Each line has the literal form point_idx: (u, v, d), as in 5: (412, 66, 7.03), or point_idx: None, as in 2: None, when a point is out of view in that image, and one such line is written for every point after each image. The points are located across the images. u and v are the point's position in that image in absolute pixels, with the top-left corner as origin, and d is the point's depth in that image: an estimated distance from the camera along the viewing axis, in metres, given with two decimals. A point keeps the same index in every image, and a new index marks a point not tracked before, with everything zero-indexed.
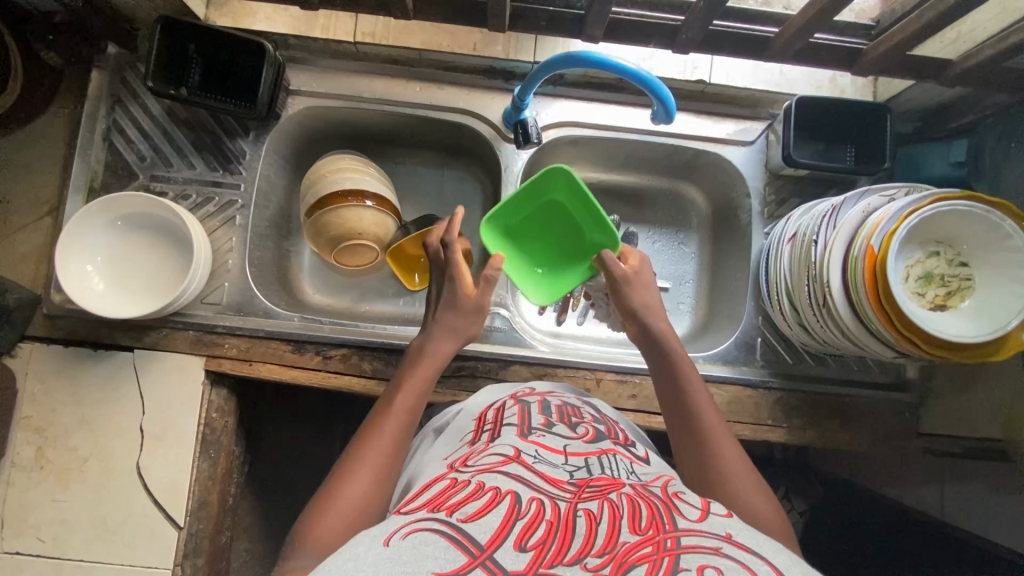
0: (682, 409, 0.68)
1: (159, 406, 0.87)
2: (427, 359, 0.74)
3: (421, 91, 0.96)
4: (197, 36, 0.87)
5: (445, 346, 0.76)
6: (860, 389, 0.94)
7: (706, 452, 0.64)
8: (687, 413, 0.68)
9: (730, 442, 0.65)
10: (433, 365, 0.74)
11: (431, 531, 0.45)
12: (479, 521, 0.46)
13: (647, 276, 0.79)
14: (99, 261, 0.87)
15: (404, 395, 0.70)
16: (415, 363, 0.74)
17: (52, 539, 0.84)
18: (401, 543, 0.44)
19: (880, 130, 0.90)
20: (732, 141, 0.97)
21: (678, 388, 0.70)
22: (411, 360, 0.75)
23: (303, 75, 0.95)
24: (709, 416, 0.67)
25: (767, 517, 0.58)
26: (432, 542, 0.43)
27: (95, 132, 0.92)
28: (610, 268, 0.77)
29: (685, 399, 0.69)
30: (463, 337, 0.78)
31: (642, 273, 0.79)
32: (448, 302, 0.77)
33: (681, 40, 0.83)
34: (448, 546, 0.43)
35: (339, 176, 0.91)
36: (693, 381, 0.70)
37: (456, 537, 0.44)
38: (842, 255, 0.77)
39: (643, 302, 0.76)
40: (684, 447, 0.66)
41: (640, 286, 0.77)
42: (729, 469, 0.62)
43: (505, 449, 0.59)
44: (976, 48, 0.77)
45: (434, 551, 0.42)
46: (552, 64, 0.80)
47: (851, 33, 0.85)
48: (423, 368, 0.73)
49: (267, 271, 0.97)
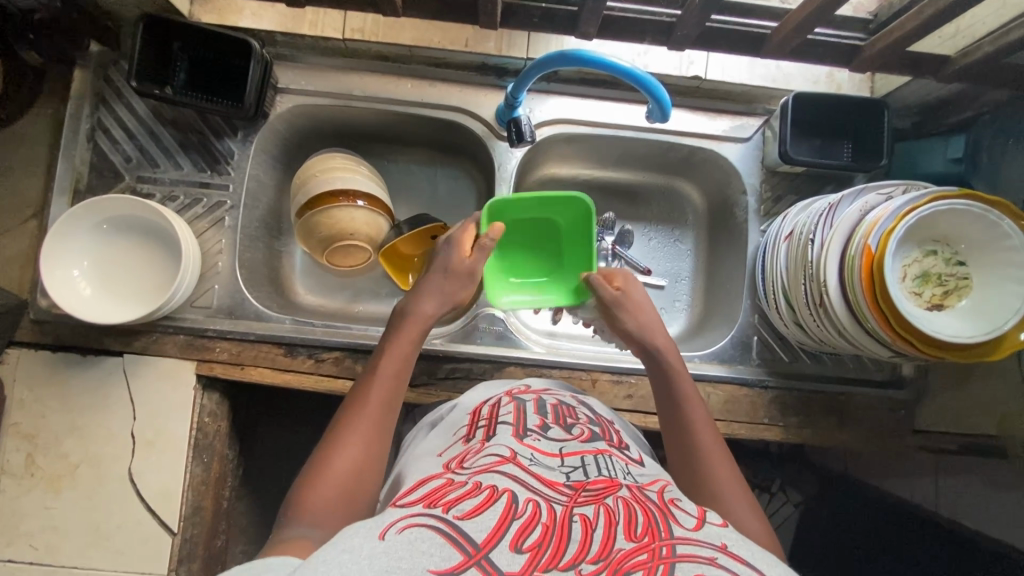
0: (676, 421, 0.68)
1: (150, 411, 0.86)
2: (414, 322, 0.73)
3: (412, 88, 0.94)
4: (181, 33, 0.85)
5: (433, 312, 0.74)
6: (857, 386, 0.94)
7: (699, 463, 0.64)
8: (683, 428, 0.67)
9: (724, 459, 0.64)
10: (420, 332, 0.73)
11: (427, 527, 0.45)
12: (476, 519, 0.46)
13: (641, 296, 0.77)
14: (85, 265, 0.85)
15: (390, 363, 0.69)
16: (401, 329, 0.72)
17: (45, 546, 0.83)
18: (397, 537, 0.43)
19: (876, 126, 0.89)
20: (727, 138, 0.96)
21: (672, 402, 0.70)
22: (396, 325, 0.73)
23: (291, 72, 0.93)
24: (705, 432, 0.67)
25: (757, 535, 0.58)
26: (427, 538, 0.43)
27: (79, 132, 0.90)
28: (601, 290, 0.77)
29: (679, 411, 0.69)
30: (453, 304, 0.76)
31: (635, 294, 0.77)
32: (447, 266, 0.75)
33: (677, 36, 0.81)
34: (444, 544, 0.43)
35: (329, 176, 0.89)
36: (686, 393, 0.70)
37: (452, 534, 0.44)
38: (839, 251, 0.76)
39: (635, 321, 0.75)
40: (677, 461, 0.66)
41: (631, 305, 0.76)
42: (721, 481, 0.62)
43: (500, 449, 0.58)
44: (976, 44, 0.77)
45: (429, 549, 0.42)
46: (546, 62, 0.78)
47: (850, 28, 0.84)
48: (410, 332, 0.72)
49: (258, 273, 0.95)
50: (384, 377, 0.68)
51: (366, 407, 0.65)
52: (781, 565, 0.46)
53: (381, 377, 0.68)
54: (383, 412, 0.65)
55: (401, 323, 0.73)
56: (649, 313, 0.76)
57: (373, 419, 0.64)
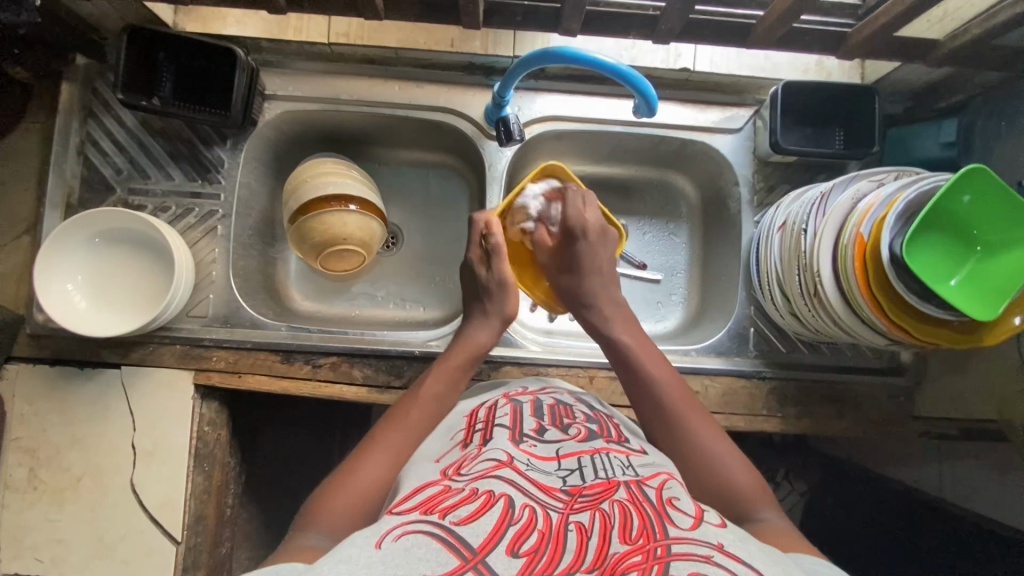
0: (660, 405, 0.66)
1: (151, 422, 0.86)
2: (465, 347, 0.75)
3: (400, 90, 0.94)
4: (165, 43, 0.85)
5: (483, 334, 0.76)
6: (854, 375, 0.94)
7: (695, 447, 0.62)
8: (650, 399, 0.67)
9: (704, 425, 0.64)
10: (471, 357, 0.74)
11: (423, 533, 0.44)
12: (473, 523, 0.46)
13: (601, 254, 0.77)
14: (80, 279, 0.86)
15: (433, 383, 0.70)
16: (452, 351, 0.74)
17: (50, 559, 0.83)
18: (394, 544, 0.43)
19: (869, 113, 0.88)
20: (719, 129, 0.95)
21: (649, 392, 0.67)
22: (453, 349, 0.75)
23: (277, 78, 0.93)
24: (680, 400, 0.66)
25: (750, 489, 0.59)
26: (424, 544, 0.43)
27: (69, 145, 0.90)
28: (569, 219, 0.75)
29: (657, 401, 0.66)
30: (506, 319, 0.78)
31: (597, 249, 0.76)
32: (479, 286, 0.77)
33: (661, 30, 0.81)
34: (440, 549, 0.43)
35: (321, 181, 0.90)
36: (670, 387, 0.67)
37: (448, 539, 0.44)
38: (905, 213, 0.69)
39: (587, 266, 0.75)
40: (669, 452, 0.63)
41: (588, 246, 0.76)
42: (720, 461, 0.61)
43: (497, 453, 0.57)
44: (964, 27, 0.77)
45: (426, 554, 0.42)
46: (530, 60, 0.78)
47: (838, 13, 0.82)
48: (462, 357, 0.74)
49: (252, 280, 0.95)
50: (427, 396, 0.69)
51: (407, 419, 0.66)
52: (777, 562, 0.46)
53: (423, 398, 0.69)
54: (426, 425, 0.67)
55: (454, 346, 0.75)
56: (604, 264, 0.76)
57: (412, 434, 0.65)
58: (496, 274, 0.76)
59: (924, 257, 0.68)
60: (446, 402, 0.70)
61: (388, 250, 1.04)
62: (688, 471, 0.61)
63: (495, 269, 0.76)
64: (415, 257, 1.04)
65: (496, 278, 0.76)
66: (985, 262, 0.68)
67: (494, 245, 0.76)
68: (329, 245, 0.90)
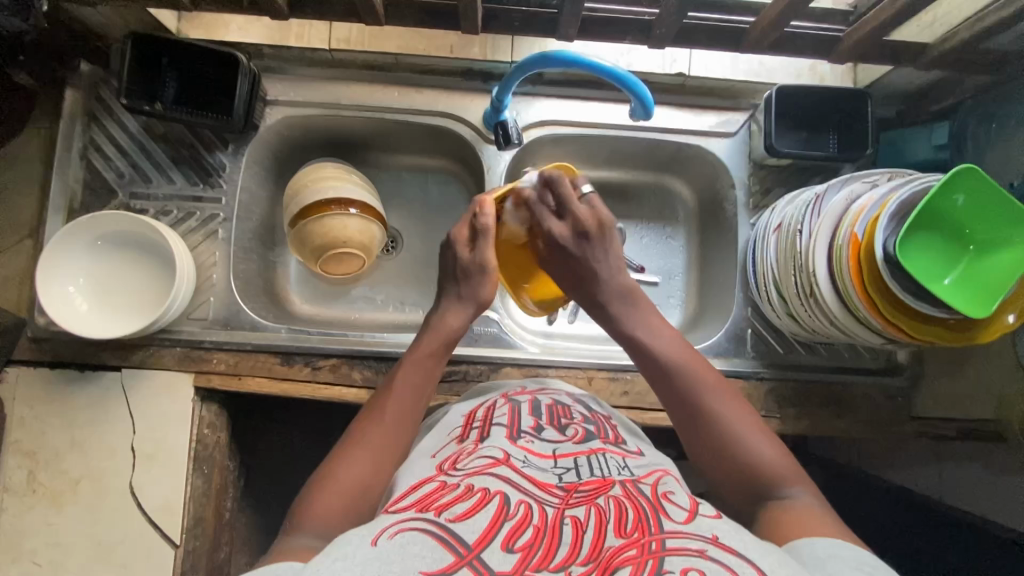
0: (655, 353, 0.69)
1: (150, 424, 0.86)
2: (437, 332, 0.72)
3: (399, 96, 0.95)
4: (167, 48, 0.86)
5: (452, 319, 0.73)
6: (853, 375, 0.94)
7: (710, 414, 0.63)
8: (672, 383, 0.67)
9: (730, 402, 0.64)
10: (445, 344, 0.72)
11: (419, 530, 0.45)
12: (468, 521, 0.46)
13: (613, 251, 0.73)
14: (81, 282, 0.86)
15: (408, 375, 0.69)
16: (424, 339, 0.72)
17: (48, 563, 0.83)
18: (389, 542, 0.43)
19: (861, 118, 0.90)
20: (715, 133, 0.97)
21: (671, 375, 0.67)
22: (425, 335, 0.73)
23: (280, 84, 0.94)
24: (702, 381, 0.66)
25: (776, 463, 0.59)
26: (419, 541, 0.43)
27: (72, 150, 0.91)
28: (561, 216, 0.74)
29: (679, 383, 0.66)
30: (477, 303, 0.75)
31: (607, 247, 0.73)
32: (456, 270, 0.75)
33: (656, 35, 0.82)
34: (436, 546, 0.43)
35: (321, 185, 0.90)
36: (692, 368, 0.67)
37: (443, 536, 0.44)
38: (898, 213, 0.70)
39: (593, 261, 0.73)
40: (683, 424, 0.65)
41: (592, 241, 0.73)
42: (746, 440, 0.61)
43: (494, 451, 0.57)
44: (952, 31, 0.79)
45: (422, 550, 0.42)
46: (528, 64, 0.79)
47: (830, 20, 0.84)
48: (434, 345, 0.72)
49: (253, 283, 0.96)
50: (403, 389, 0.68)
51: (384, 413, 0.65)
52: (771, 554, 0.46)
53: (399, 390, 0.68)
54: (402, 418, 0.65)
55: (424, 332, 0.73)
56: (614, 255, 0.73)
57: (390, 428, 0.65)
58: (477, 257, 0.73)
59: (920, 258, 0.68)
60: (423, 392, 0.69)
61: (388, 253, 1.05)
62: (715, 454, 0.61)
63: (479, 251, 0.73)
64: (414, 261, 1.05)
65: (479, 260, 0.73)
66: (981, 261, 0.69)
67: (484, 226, 0.73)
68: (330, 249, 0.90)
